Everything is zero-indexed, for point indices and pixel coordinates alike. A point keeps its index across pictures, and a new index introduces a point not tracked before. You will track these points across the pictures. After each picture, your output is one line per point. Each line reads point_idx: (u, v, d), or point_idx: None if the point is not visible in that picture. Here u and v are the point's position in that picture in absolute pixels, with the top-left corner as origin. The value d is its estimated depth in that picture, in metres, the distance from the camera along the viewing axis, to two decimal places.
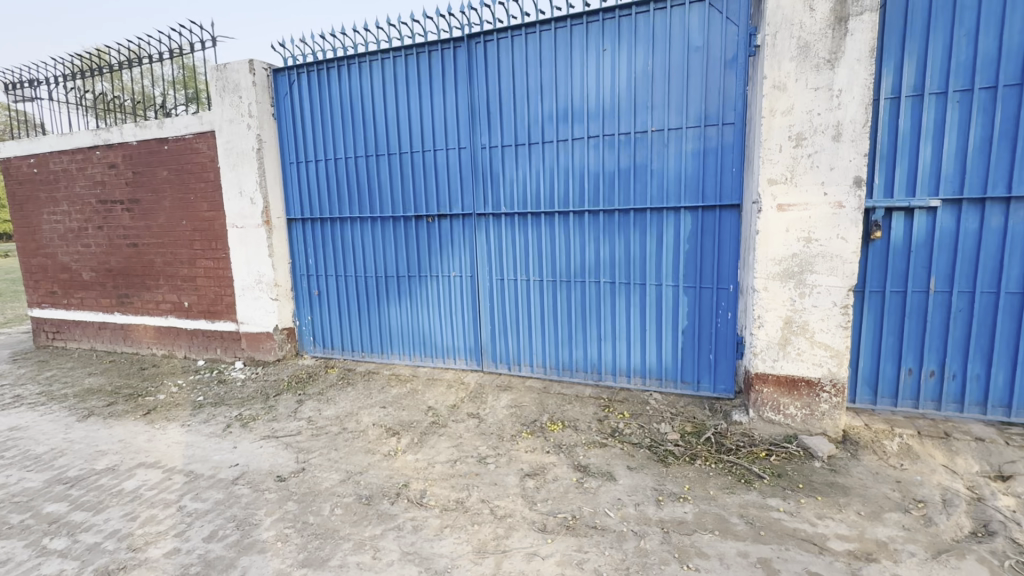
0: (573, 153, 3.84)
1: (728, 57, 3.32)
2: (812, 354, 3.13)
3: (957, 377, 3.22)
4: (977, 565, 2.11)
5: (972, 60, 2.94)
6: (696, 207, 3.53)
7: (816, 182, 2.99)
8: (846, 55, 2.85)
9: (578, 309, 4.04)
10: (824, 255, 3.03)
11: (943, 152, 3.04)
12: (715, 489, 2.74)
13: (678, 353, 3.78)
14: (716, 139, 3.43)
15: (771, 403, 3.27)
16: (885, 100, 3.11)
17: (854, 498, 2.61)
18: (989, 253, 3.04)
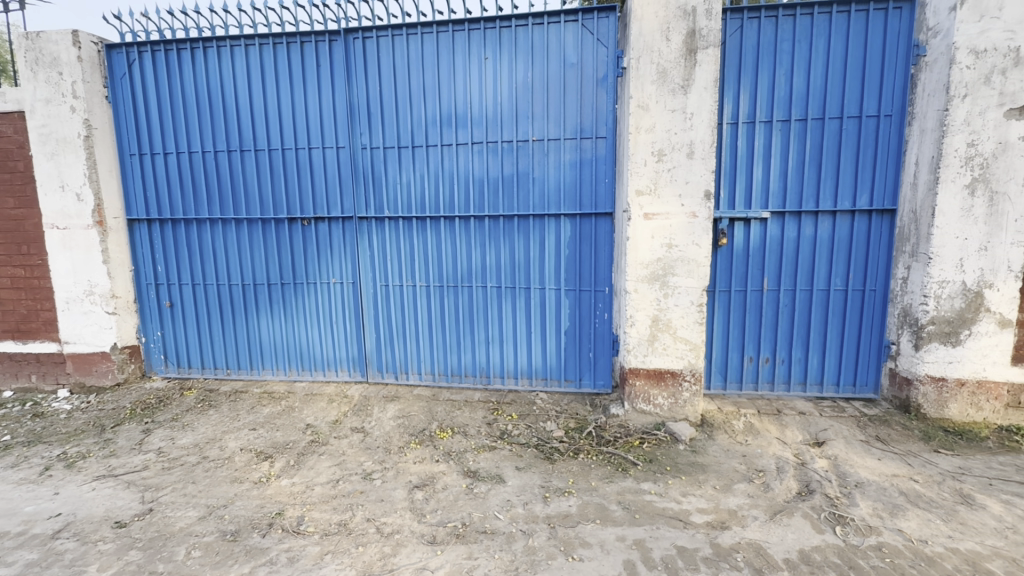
0: (457, 158, 3.84)
1: (599, 75, 3.57)
2: (675, 348, 3.48)
3: (785, 361, 3.81)
4: (802, 520, 2.51)
5: (789, 95, 3.52)
6: (574, 214, 3.74)
7: (675, 194, 3.34)
8: (696, 83, 3.23)
9: (466, 314, 4.04)
10: (683, 260, 3.39)
11: (770, 171, 3.59)
12: (596, 480, 2.92)
13: (561, 353, 3.96)
14: (590, 151, 3.66)
15: (642, 395, 3.57)
16: (727, 124, 3.58)
17: (711, 474, 2.95)
18: (805, 256, 3.66)
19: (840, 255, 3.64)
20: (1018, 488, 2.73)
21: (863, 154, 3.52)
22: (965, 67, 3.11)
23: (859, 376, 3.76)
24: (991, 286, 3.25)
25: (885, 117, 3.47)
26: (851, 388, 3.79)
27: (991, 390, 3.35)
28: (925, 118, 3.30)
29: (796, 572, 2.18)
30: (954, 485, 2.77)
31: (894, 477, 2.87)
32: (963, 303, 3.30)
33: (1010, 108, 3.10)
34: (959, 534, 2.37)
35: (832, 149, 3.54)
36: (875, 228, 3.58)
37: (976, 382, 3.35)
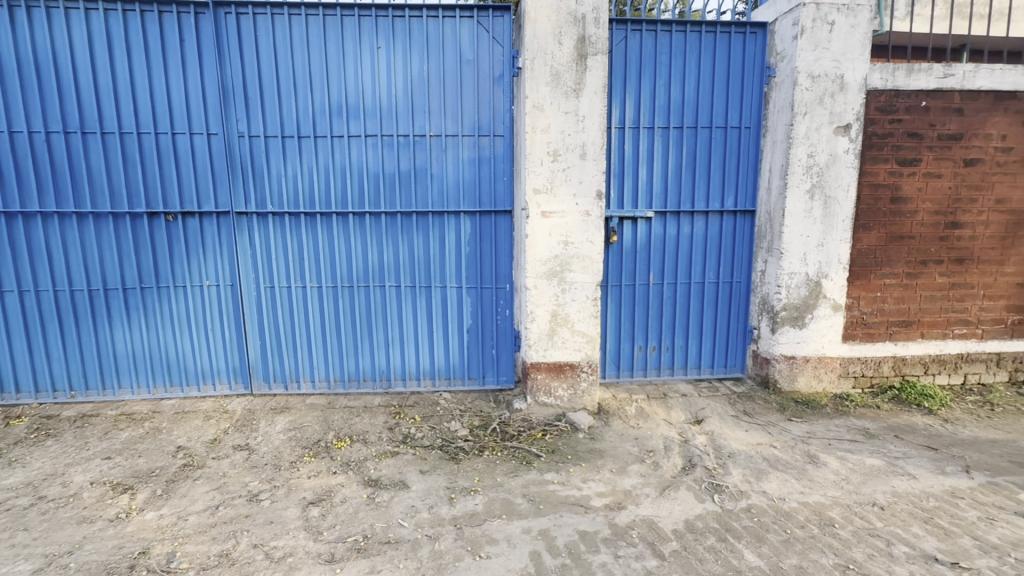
0: (350, 150, 3.62)
1: (496, 73, 3.59)
2: (573, 341, 3.63)
3: (669, 348, 4.15)
4: (687, 493, 2.75)
5: (668, 105, 3.83)
6: (474, 212, 3.72)
7: (569, 193, 3.48)
8: (586, 87, 3.38)
9: (363, 316, 3.84)
10: (578, 256, 3.54)
11: (653, 174, 3.89)
12: (502, 475, 2.94)
13: (464, 352, 3.93)
14: (489, 149, 3.67)
15: (544, 388, 3.67)
16: (615, 129, 3.80)
17: (608, 458, 3.12)
18: (684, 252, 4.02)
19: (712, 251, 4.05)
20: (849, 445, 3.25)
21: (729, 161, 3.95)
22: (804, 89, 3.62)
23: (729, 358, 4.22)
24: (827, 277, 3.84)
25: (745, 129, 3.93)
26: (723, 370, 4.24)
27: (828, 364, 3.96)
28: (776, 131, 3.80)
29: (683, 541, 2.37)
30: (804, 447, 3.22)
31: (759, 445, 3.26)
32: (807, 291, 3.85)
33: (837, 126, 3.67)
34: (809, 489, 2.75)
35: (704, 156, 3.93)
36: (739, 226, 4.04)
37: (818, 358, 3.93)
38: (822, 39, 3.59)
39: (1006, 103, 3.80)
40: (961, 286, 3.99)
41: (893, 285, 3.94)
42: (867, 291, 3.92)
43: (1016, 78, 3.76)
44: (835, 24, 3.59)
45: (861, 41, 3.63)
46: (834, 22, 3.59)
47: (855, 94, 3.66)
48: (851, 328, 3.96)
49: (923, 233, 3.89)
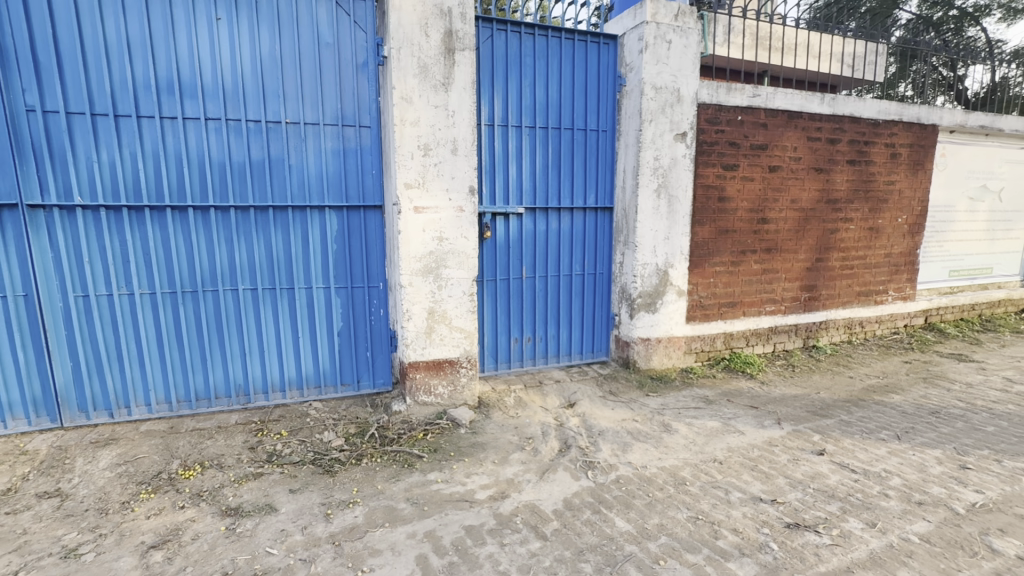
0: (186, 134, 3.14)
1: (359, 60, 3.40)
2: (451, 338, 3.62)
3: (543, 338, 4.36)
4: (564, 473, 2.91)
5: (534, 106, 4.00)
6: (340, 207, 3.49)
7: (442, 188, 3.44)
8: (455, 82, 3.37)
9: (211, 324, 3.38)
10: (453, 252, 3.53)
11: (522, 171, 4.03)
12: (383, 482, 2.82)
13: (334, 357, 3.68)
14: (354, 140, 3.46)
15: (423, 387, 3.60)
16: (485, 126, 3.86)
17: (490, 450, 3.17)
18: (553, 246, 4.24)
19: (577, 245, 4.34)
20: (694, 412, 3.74)
21: (589, 162, 4.26)
22: (650, 99, 4.04)
23: (596, 344, 4.58)
24: (672, 266, 4.35)
25: (602, 132, 4.28)
26: (591, 355, 4.58)
27: (675, 342, 4.51)
28: (628, 135, 4.19)
29: (563, 518, 2.50)
30: (659, 418, 3.63)
31: (623, 421, 3.60)
32: (657, 280, 4.32)
33: (677, 133, 4.18)
34: (665, 455, 3.10)
35: (567, 156, 4.18)
36: (600, 222, 4.39)
37: (667, 338, 4.46)
38: (663, 55, 4.05)
39: (796, 120, 4.67)
40: (770, 271, 4.82)
41: (722, 272, 4.62)
42: (703, 278, 4.54)
43: (802, 101, 4.64)
44: (671, 42, 4.07)
45: (692, 60, 4.17)
46: (671, 41, 4.07)
47: (689, 107, 4.19)
48: (693, 310, 4.56)
49: (742, 227, 4.62)
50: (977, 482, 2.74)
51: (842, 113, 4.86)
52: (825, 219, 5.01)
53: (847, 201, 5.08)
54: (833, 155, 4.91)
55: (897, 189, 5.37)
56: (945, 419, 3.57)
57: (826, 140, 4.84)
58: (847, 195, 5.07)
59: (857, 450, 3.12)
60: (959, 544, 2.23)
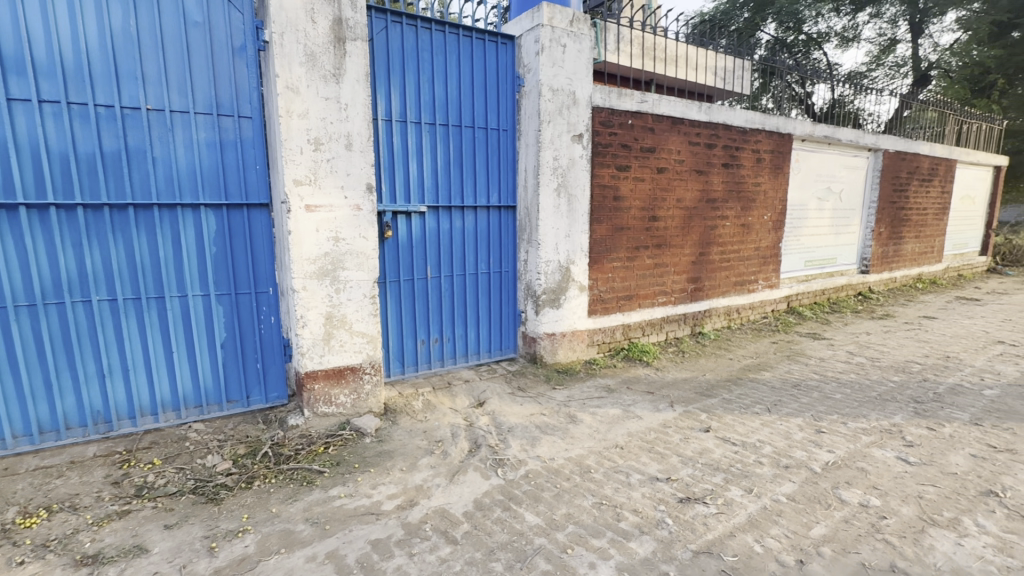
0: (13, 119, 2.63)
1: (235, 44, 3.08)
2: (352, 343, 3.43)
3: (451, 338, 4.30)
4: (475, 474, 2.89)
5: (433, 102, 3.92)
6: (219, 205, 3.14)
7: (336, 185, 3.24)
8: (347, 73, 3.19)
9: (57, 343, 2.88)
10: (351, 253, 3.35)
11: (423, 168, 3.93)
12: (279, 504, 2.59)
13: (218, 372, 3.32)
14: (232, 131, 3.14)
15: (323, 397, 3.37)
16: (382, 121, 3.71)
17: (397, 458, 3.06)
18: (458, 245, 4.20)
19: (482, 244, 4.34)
20: (598, 401, 3.92)
21: (491, 161, 4.29)
22: (547, 100, 4.15)
23: (504, 341, 4.62)
24: (574, 263, 4.52)
25: (503, 131, 4.32)
26: (499, 352, 4.62)
27: (579, 336, 4.70)
28: (528, 135, 4.27)
29: (473, 520, 2.47)
30: (566, 410, 3.75)
31: (531, 415, 3.66)
32: (561, 276, 4.46)
33: (573, 134, 4.34)
34: (571, 445, 3.20)
35: (469, 154, 4.16)
36: (504, 221, 4.44)
37: (571, 332, 4.63)
38: (558, 58, 4.17)
39: (679, 126, 5.07)
40: (661, 265, 5.20)
41: (619, 267, 4.89)
42: (602, 273, 4.78)
43: (683, 108, 5.05)
44: (566, 46, 4.21)
45: (585, 65, 4.35)
46: (565, 45, 4.21)
47: (584, 109, 4.37)
48: (594, 304, 4.78)
49: (635, 224, 4.93)
50: (830, 444, 3.17)
51: (717, 121, 5.38)
52: (706, 217, 5.51)
53: (723, 200, 5.64)
54: (710, 159, 5.41)
55: (763, 190, 6.07)
56: (805, 391, 4.09)
57: (704, 145, 5.32)
58: (723, 195, 5.62)
59: (737, 425, 3.46)
60: (817, 499, 2.56)
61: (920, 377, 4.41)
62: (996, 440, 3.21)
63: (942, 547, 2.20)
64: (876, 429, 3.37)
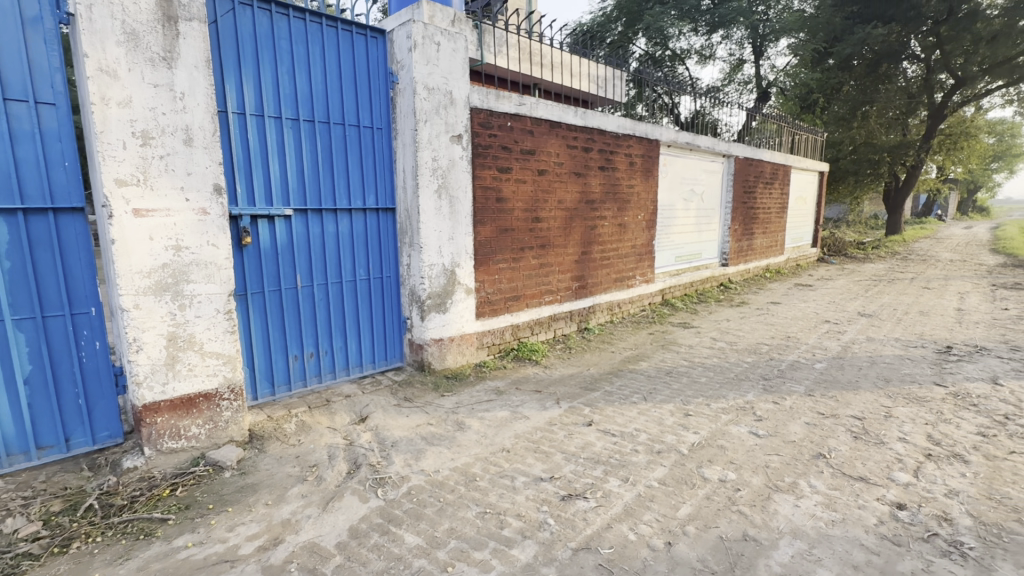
0: None
1: (26, 15, 2.53)
2: (205, 366, 3.01)
3: (328, 352, 4.00)
4: (352, 498, 2.67)
5: (294, 95, 3.59)
6: (11, 210, 2.56)
7: (174, 186, 2.81)
8: (182, 58, 2.78)
9: None
10: (198, 263, 2.93)
11: (287, 168, 3.59)
12: (104, 567, 2.17)
13: (21, 414, 2.71)
14: (27, 121, 2.57)
15: (170, 431, 2.92)
16: (232, 114, 3.31)
17: (262, 491, 2.73)
18: (332, 251, 3.90)
19: (359, 249, 4.08)
20: (486, 405, 3.88)
21: (365, 161, 4.05)
22: (423, 99, 4.02)
23: (388, 350, 4.40)
24: (458, 266, 4.44)
25: (377, 130, 4.11)
26: (384, 362, 4.39)
27: (467, 340, 4.63)
28: (404, 134, 4.11)
29: (347, 550, 2.27)
30: (454, 417, 3.66)
31: (417, 427, 3.51)
32: (445, 280, 4.35)
33: (452, 135, 4.25)
34: (457, 454, 3.11)
35: (340, 153, 3.89)
36: (382, 224, 4.22)
37: (460, 336, 4.55)
38: (432, 56, 4.06)
39: (557, 130, 5.22)
40: (546, 265, 5.32)
41: (505, 268, 4.91)
42: (489, 275, 4.77)
43: (560, 112, 5.21)
44: (440, 44, 4.12)
45: (460, 64, 4.28)
46: (439, 43, 4.11)
47: (461, 110, 4.31)
48: (481, 307, 4.75)
49: (519, 225, 4.98)
50: (696, 426, 3.45)
51: (592, 125, 5.64)
52: (586, 218, 5.76)
53: (601, 201, 5.93)
54: (588, 162, 5.66)
55: (636, 192, 6.50)
56: (676, 377, 4.44)
57: (581, 149, 5.55)
58: (601, 196, 5.92)
59: (616, 416, 3.63)
60: (684, 480, 2.75)
61: (767, 356, 5.01)
62: (824, 407, 3.73)
63: (784, 511, 2.46)
64: (733, 407, 3.74)
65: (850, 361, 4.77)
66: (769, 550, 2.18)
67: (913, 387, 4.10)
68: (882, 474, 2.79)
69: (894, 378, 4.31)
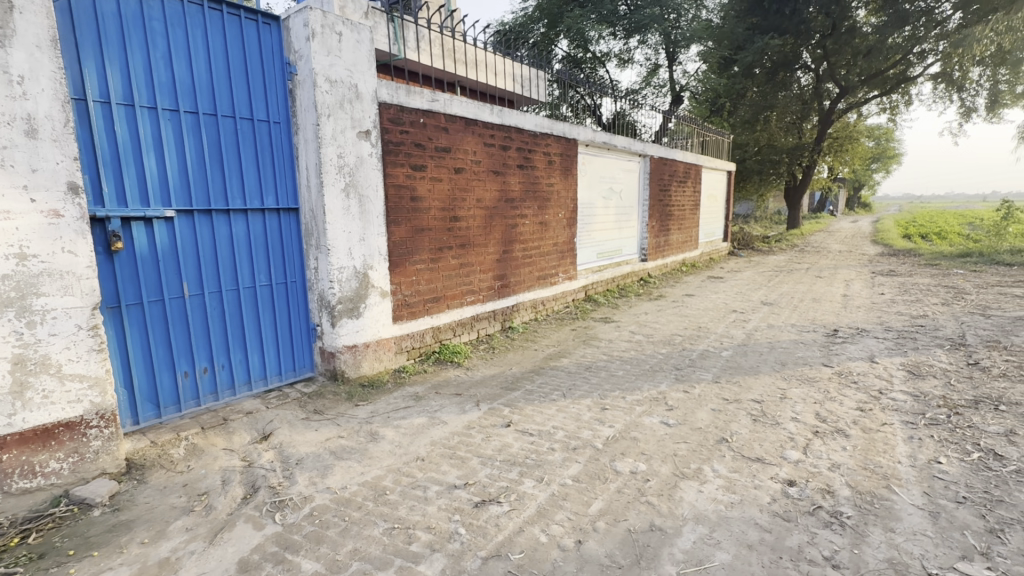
0: None
1: None
2: (65, 392, 2.62)
3: (225, 366, 3.66)
4: (245, 526, 2.44)
5: (172, 84, 3.23)
6: None
7: (15, 185, 2.42)
8: (18, 35, 2.39)
9: None
10: (50, 273, 2.55)
11: (166, 165, 3.23)
12: None
13: None
14: None
15: (21, 469, 2.51)
16: (94, 103, 2.91)
17: (138, 528, 2.42)
18: (225, 255, 3.57)
19: (258, 253, 3.77)
20: (403, 412, 3.73)
21: (261, 157, 3.75)
22: (324, 92, 3.78)
23: (296, 360, 4.12)
24: (371, 268, 4.24)
25: (274, 124, 3.81)
26: (291, 373, 4.10)
27: (384, 345, 4.44)
28: (305, 129, 3.84)
29: None
30: (367, 428, 3.47)
31: (326, 441, 3.29)
32: (357, 283, 4.14)
33: (359, 131, 4.05)
34: (367, 467, 2.95)
35: (231, 148, 3.57)
36: (285, 225, 3.93)
37: (376, 341, 4.35)
38: (333, 47, 3.83)
39: (473, 127, 5.14)
40: (466, 265, 5.23)
41: (423, 269, 4.77)
42: (405, 277, 4.60)
43: (476, 110, 5.13)
44: (342, 35, 3.90)
45: (366, 57, 4.08)
46: (341, 34, 3.89)
47: (368, 104, 4.11)
48: (398, 310, 4.57)
49: (436, 225, 4.85)
50: (611, 419, 3.51)
51: (510, 124, 5.62)
52: (506, 216, 5.73)
53: (520, 199, 5.93)
54: (505, 161, 5.63)
55: (556, 190, 6.58)
56: (594, 372, 4.52)
57: (499, 147, 5.51)
58: (520, 195, 5.92)
59: (535, 415, 3.62)
60: (597, 475, 2.78)
61: (680, 346, 5.25)
62: (728, 392, 3.95)
63: (689, 497, 2.55)
64: (647, 398, 3.86)
65: (752, 348, 5.11)
66: (673, 538, 2.24)
67: (805, 368, 4.45)
68: (776, 453, 2.97)
69: (789, 361, 4.66)
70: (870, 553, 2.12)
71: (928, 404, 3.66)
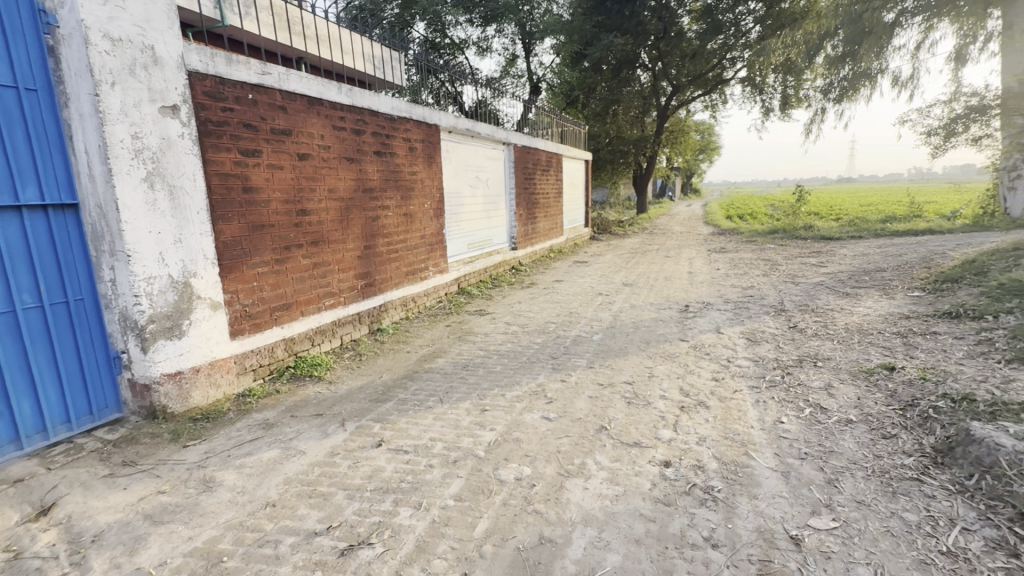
0: None
1: None
2: None
3: None
4: None
5: None
6: None
7: None
8: None
9: None
10: None
11: None
12: None
13: None
14: None
15: None
16: None
17: None
18: None
19: (17, 266, 2.81)
20: (248, 447, 3.10)
21: (10, 136, 2.77)
22: (103, 52, 2.91)
23: (94, 401, 3.20)
24: (194, 276, 3.46)
25: (28, 92, 2.84)
26: (88, 419, 3.18)
27: (221, 367, 3.69)
28: (79, 101, 2.94)
29: None
30: (198, 475, 2.80)
31: (138, 502, 2.57)
32: (175, 296, 3.35)
33: (161, 105, 3.22)
34: (198, 529, 2.34)
35: None
36: (58, 227, 2.99)
37: (208, 364, 3.59)
38: None
39: (317, 107, 4.50)
40: (321, 264, 4.62)
41: (266, 273, 4.07)
42: (243, 283, 3.87)
43: (320, 88, 4.49)
44: None
45: (164, 11, 3.25)
46: None
47: (173, 72, 3.29)
48: (236, 323, 3.83)
49: (279, 220, 4.16)
50: (492, 421, 3.32)
51: (362, 105, 5.06)
52: (365, 208, 5.19)
53: (381, 189, 5.43)
54: (360, 146, 5.07)
55: (420, 179, 6.18)
56: (472, 370, 4.30)
57: (351, 130, 4.93)
58: (380, 184, 5.41)
59: (410, 428, 3.27)
60: (481, 490, 2.55)
61: (554, 334, 5.28)
62: (603, 377, 4.02)
63: (575, 498, 2.45)
64: (526, 393, 3.75)
65: (620, 329, 5.35)
66: (563, 549, 2.10)
67: (666, 345, 4.75)
68: (650, 435, 3.04)
69: (652, 339, 4.94)
70: (741, 525, 2.21)
71: (765, 367, 4.11)
